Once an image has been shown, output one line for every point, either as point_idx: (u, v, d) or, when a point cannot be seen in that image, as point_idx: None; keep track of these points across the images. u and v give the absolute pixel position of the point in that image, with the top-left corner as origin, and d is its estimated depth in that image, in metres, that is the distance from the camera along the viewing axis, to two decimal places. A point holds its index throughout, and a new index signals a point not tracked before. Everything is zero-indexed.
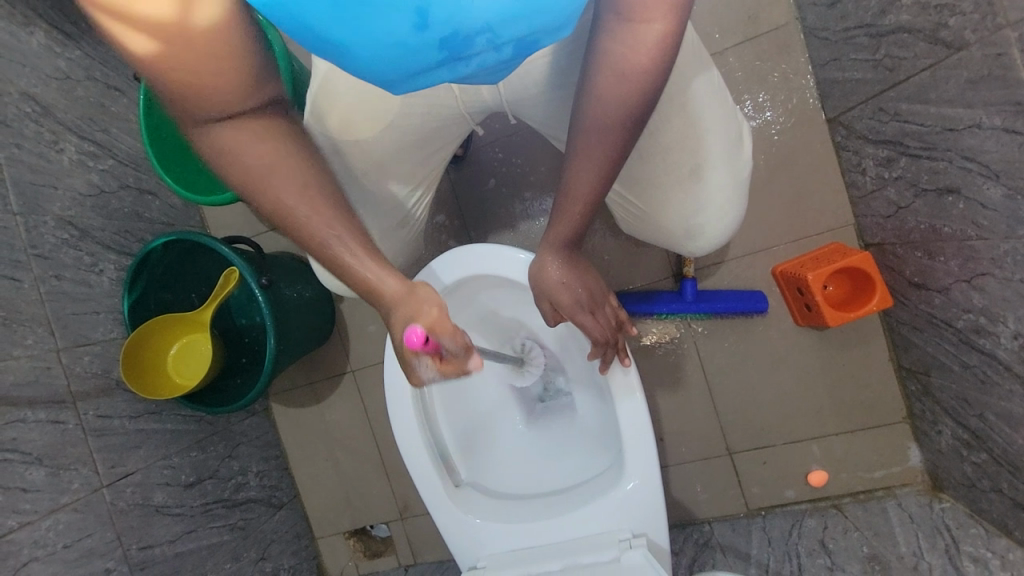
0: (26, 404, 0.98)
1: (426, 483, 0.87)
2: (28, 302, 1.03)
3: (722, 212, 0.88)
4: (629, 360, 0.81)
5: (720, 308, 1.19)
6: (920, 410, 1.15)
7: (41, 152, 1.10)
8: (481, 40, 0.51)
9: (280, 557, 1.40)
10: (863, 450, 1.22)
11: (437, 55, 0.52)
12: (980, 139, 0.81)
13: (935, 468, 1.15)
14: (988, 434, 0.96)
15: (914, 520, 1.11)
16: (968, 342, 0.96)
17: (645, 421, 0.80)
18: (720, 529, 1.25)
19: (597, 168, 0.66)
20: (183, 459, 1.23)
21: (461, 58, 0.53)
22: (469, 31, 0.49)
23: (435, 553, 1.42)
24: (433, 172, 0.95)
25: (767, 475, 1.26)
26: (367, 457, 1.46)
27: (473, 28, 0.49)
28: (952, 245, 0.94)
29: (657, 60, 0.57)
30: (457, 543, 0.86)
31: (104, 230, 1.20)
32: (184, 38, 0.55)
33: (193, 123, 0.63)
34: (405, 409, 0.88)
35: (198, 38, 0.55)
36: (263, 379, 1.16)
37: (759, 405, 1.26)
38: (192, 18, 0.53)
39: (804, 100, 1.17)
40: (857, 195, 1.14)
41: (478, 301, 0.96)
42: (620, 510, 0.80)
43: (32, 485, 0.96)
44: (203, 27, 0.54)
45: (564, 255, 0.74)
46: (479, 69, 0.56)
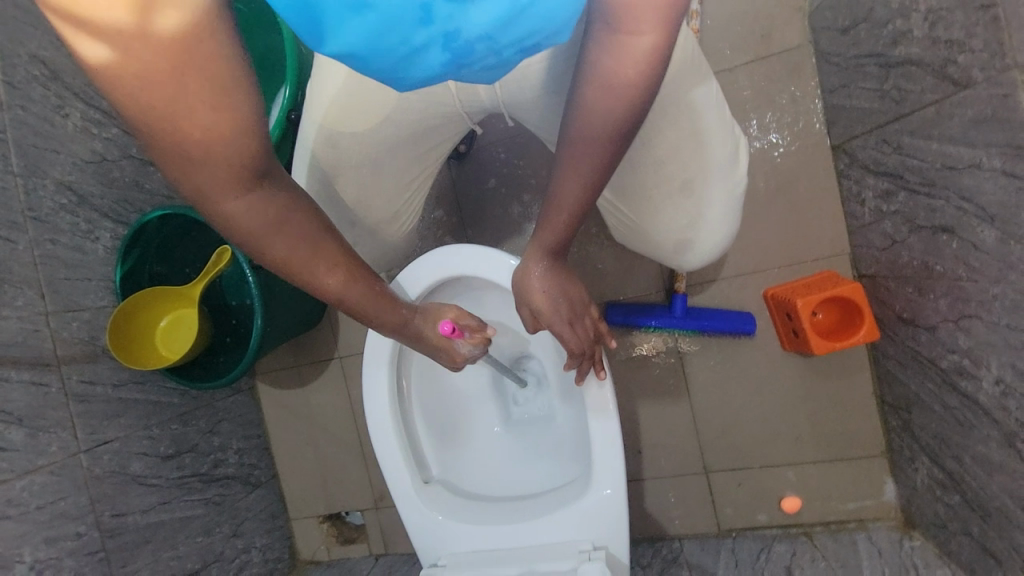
0: (11, 363, 0.99)
1: (395, 477, 0.88)
2: (21, 264, 1.04)
3: (713, 230, 0.88)
4: (604, 372, 0.81)
5: (708, 326, 1.18)
6: (899, 445, 1.14)
7: (46, 116, 1.10)
8: (481, 47, 0.50)
9: (253, 535, 1.41)
10: (839, 480, 1.22)
11: (441, 57, 0.51)
12: (978, 180, 0.80)
13: (909, 505, 1.14)
14: (963, 477, 0.96)
15: (883, 554, 1.10)
16: (951, 383, 0.95)
17: (615, 435, 0.80)
18: (689, 546, 1.25)
19: (583, 179, 0.66)
20: (163, 431, 1.24)
21: (463, 64, 0.52)
22: (470, 36, 0.48)
23: (405, 545, 1.43)
24: (429, 169, 0.95)
25: (741, 497, 1.26)
26: (347, 444, 1.47)
27: (474, 34, 0.48)
28: (943, 284, 0.93)
29: (645, 74, 0.56)
30: (420, 539, 0.87)
31: (104, 198, 1.20)
32: (144, 49, 0.49)
33: (166, 155, 0.56)
34: (380, 402, 0.89)
35: (161, 48, 0.49)
36: (247, 358, 1.17)
37: (739, 426, 1.25)
38: (154, 26, 0.48)
39: (810, 125, 1.16)
40: (855, 225, 1.13)
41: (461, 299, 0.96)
42: (583, 521, 0.80)
43: (9, 445, 0.97)
44: (166, 38, 0.49)
45: (547, 262, 0.74)
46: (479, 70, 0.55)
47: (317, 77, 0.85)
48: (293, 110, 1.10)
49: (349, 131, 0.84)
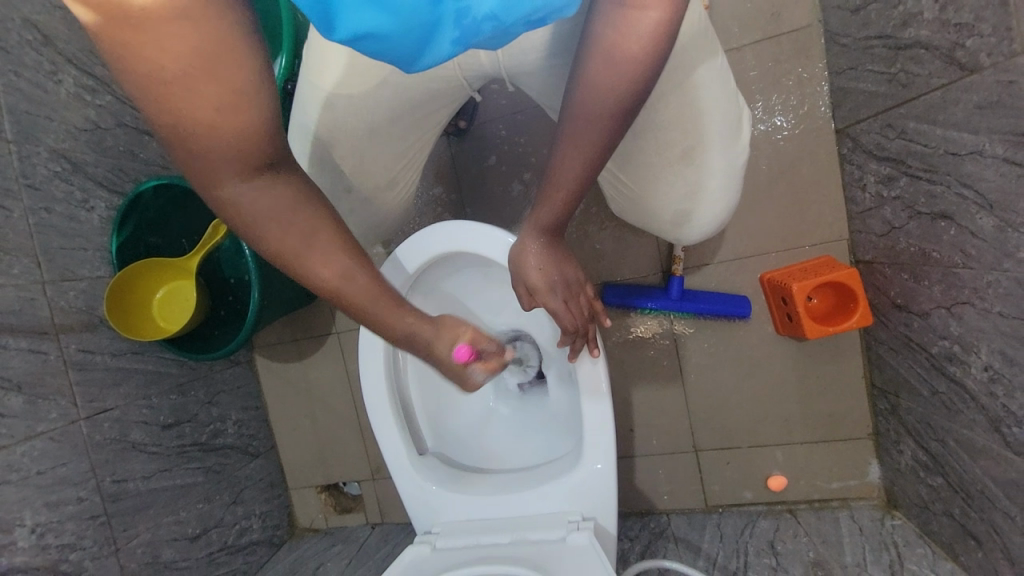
0: (9, 331, 1.00)
1: (390, 447, 0.90)
2: (16, 232, 1.04)
3: (712, 204, 0.87)
4: (598, 350, 0.81)
5: (703, 309, 1.19)
6: (885, 428, 1.17)
7: (39, 82, 1.09)
8: (488, 27, 0.50)
9: (252, 503, 1.45)
10: (826, 461, 1.25)
11: (450, 38, 0.51)
12: (980, 167, 0.80)
13: (892, 486, 1.18)
14: (947, 460, 0.98)
15: (863, 532, 1.14)
16: (940, 368, 0.97)
17: (608, 412, 0.81)
18: (677, 521, 1.29)
19: (582, 157, 0.65)
20: (163, 401, 1.26)
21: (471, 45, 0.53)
22: (478, 15, 0.48)
23: (401, 515, 1.47)
24: (427, 136, 0.94)
25: (729, 475, 1.29)
26: (345, 417, 1.49)
27: (481, 12, 0.48)
28: (938, 271, 0.93)
29: (649, 50, 0.56)
30: (415, 508, 0.89)
31: (98, 166, 1.19)
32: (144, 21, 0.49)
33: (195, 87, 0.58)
34: (376, 375, 0.90)
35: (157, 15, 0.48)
36: (245, 330, 1.17)
37: (729, 407, 1.28)
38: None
39: (815, 108, 1.14)
40: (855, 211, 1.13)
41: (460, 274, 0.96)
42: (573, 494, 0.83)
43: (10, 411, 0.98)
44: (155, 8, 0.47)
45: (544, 240, 0.74)
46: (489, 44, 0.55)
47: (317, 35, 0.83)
48: (290, 79, 1.08)
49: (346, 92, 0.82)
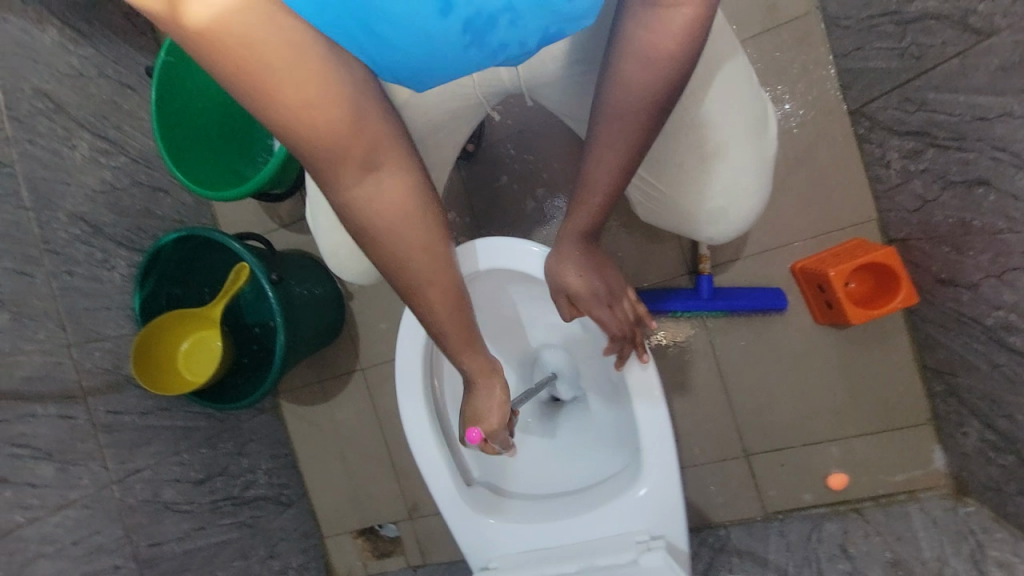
0: (37, 398, 0.98)
1: (436, 481, 0.85)
2: (40, 297, 1.03)
3: (747, 197, 0.85)
4: (647, 355, 0.78)
5: (737, 305, 1.16)
6: (946, 411, 1.11)
7: (56, 149, 1.10)
8: (503, 21, 0.48)
9: (289, 555, 1.39)
10: (886, 453, 1.18)
11: (460, 38, 0.48)
12: (1012, 127, 0.78)
13: (961, 472, 1.11)
14: (1019, 436, 0.92)
15: (938, 524, 1.06)
16: (998, 340, 0.92)
17: (664, 421, 0.77)
18: (736, 533, 1.22)
19: (618, 159, 0.65)
20: (193, 456, 1.23)
21: (486, 45, 0.50)
22: (492, 10, 0.46)
23: (444, 554, 1.40)
24: (446, 157, 0.93)
25: (784, 477, 1.23)
26: (377, 456, 1.45)
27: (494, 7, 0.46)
28: (982, 239, 0.90)
29: (684, 45, 0.56)
30: (469, 544, 0.84)
31: (116, 226, 1.20)
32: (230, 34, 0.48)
33: None
34: (416, 405, 0.86)
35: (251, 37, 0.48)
36: (273, 375, 1.15)
37: (776, 405, 1.22)
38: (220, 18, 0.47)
39: (825, 92, 1.13)
40: (881, 190, 1.11)
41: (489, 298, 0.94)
42: (637, 511, 0.78)
43: (40, 481, 0.96)
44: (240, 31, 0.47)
45: (582, 247, 0.72)
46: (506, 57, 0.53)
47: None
48: None
49: None
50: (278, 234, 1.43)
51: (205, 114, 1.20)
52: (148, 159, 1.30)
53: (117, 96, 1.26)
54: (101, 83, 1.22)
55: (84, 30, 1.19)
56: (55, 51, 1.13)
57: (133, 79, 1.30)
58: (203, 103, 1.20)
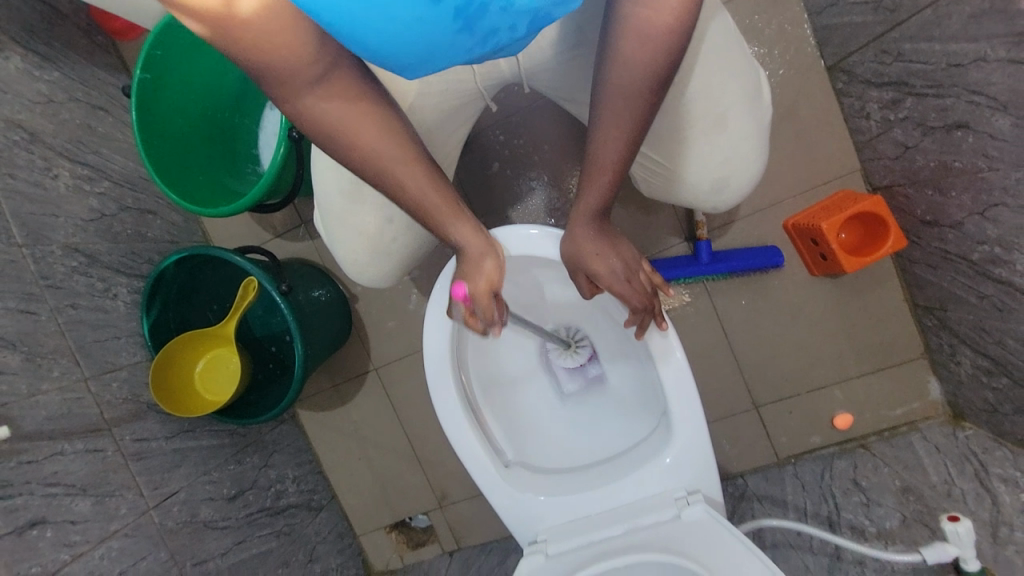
0: (62, 436, 0.98)
1: (476, 466, 0.88)
2: (48, 334, 1.02)
3: (746, 162, 0.88)
4: (666, 323, 0.81)
5: (737, 266, 1.20)
6: (938, 343, 1.18)
7: (37, 181, 1.07)
8: (494, 9, 0.52)
9: (327, 557, 1.42)
10: (885, 390, 1.26)
11: (453, 25, 0.53)
12: (987, 71, 0.83)
13: (956, 399, 1.19)
14: (1010, 359, 0.99)
15: (940, 449, 1.14)
16: (983, 273, 0.99)
17: (689, 382, 0.81)
18: (754, 481, 1.29)
19: (624, 136, 0.67)
20: (223, 473, 1.24)
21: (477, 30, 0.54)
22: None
23: (477, 536, 1.45)
24: (449, 155, 0.95)
25: (794, 423, 1.30)
26: (400, 452, 1.47)
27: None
28: (963, 180, 0.95)
29: (679, 20, 0.59)
30: (515, 521, 0.88)
31: (111, 254, 1.18)
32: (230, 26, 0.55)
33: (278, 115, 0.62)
34: (448, 397, 0.89)
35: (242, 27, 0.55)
36: (294, 386, 1.15)
37: (781, 357, 1.28)
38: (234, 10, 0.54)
39: (803, 50, 1.16)
40: (862, 140, 1.15)
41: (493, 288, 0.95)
42: (672, 471, 0.82)
43: (80, 516, 0.97)
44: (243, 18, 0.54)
45: (596, 226, 0.75)
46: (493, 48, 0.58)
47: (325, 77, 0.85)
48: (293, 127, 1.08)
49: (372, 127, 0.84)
50: (274, 244, 1.42)
51: (184, 129, 1.17)
52: (132, 181, 1.27)
53: (90, 120, 1.22)
54: (72, 107, 1.18)
55: (47, 54, 1.14)
56: (21, 78, 1.09)
57: (103, 100, 1.26)
58: (184, 118, 1.18)
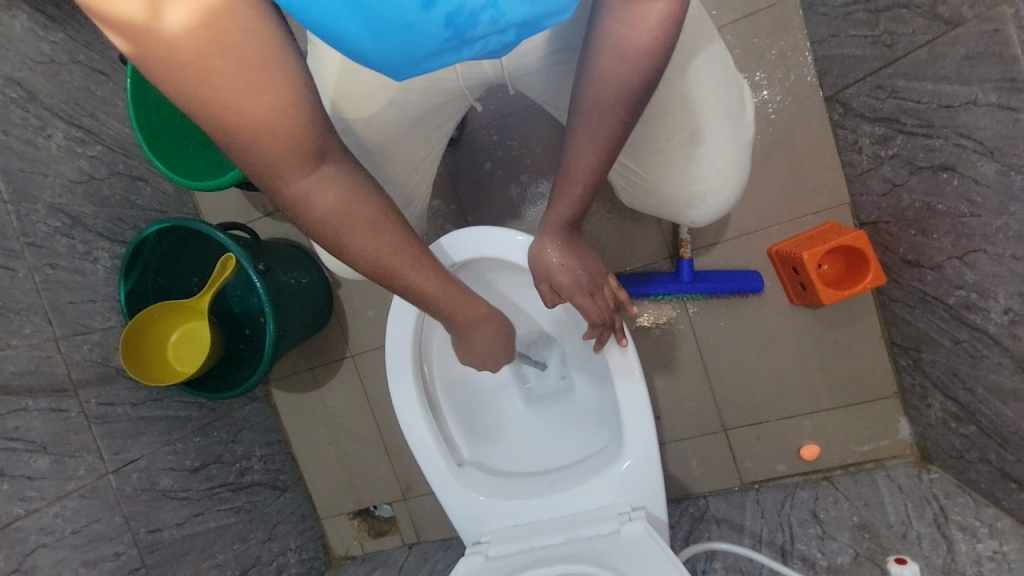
0: (27, 392, 0.99)
1: (428, 462, 0.89)
2: (24, 292, 1.02)
3: (723, 185, 0.88)
4: (626, 340, 0.82)
5: (716, 288, 1.20)
6: (910, 384, 1.18)
7: (29, 139, 1.08)
8: (484, 19, 0.51)
9: (287, 537, 1.43)
10: (854, 425, 1.25)
11: (442, 34, 0.51)
12: (975, 116, 0.82)
13: (924, 441, 1.18)
14: (977, 407, 0.99)
15: (903, 490, 1.14)
16: (959, 318, 0.98)
17: (643, 399, 0.82)
18: (715, 503, 1.29)
19: (598, 150, 0.67)
20: (188, 445, 1.25)
21: (466, 41, 0.53)
22: (474, 7, 0.49)
23: (437, 531, 1.45)
24: (431, 149, 0.97)
25: (760, 450, 1.29)
26: (370, 440, 1.48)
27: (476, 6, 0.49)
28: (946, 223, 0.95)
29: (659, 39, 0.59)
30: (461, 520, 0.88)
31: (96, 217, 1.19)
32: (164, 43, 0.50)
33: None
34: (408, 391, 0.90)
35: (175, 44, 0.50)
36: (264, 364, 1.16)
37: (753, 382, 1.28)
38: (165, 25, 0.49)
39: (802, 78, 1.16)
40: (853, 174, 1.15)
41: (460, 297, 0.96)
42: (619, 485, 0.82)
43: (37, 473, 0.97)
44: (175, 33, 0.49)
45: (564, 236, 0.75)
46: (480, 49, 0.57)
47: (314, 60, 0.86)
48: None
49: (352, 117, 0.87)
50: (262, 222, 1.42)
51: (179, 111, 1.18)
52: (126, 148, 1.28)
53: (90, 83, 1.22)
54: (72, 69, 1.19)
55: (53, 14, 1.15)
56: (23, 36, 1.09)
57: (106, 65, 1.27)
58: None
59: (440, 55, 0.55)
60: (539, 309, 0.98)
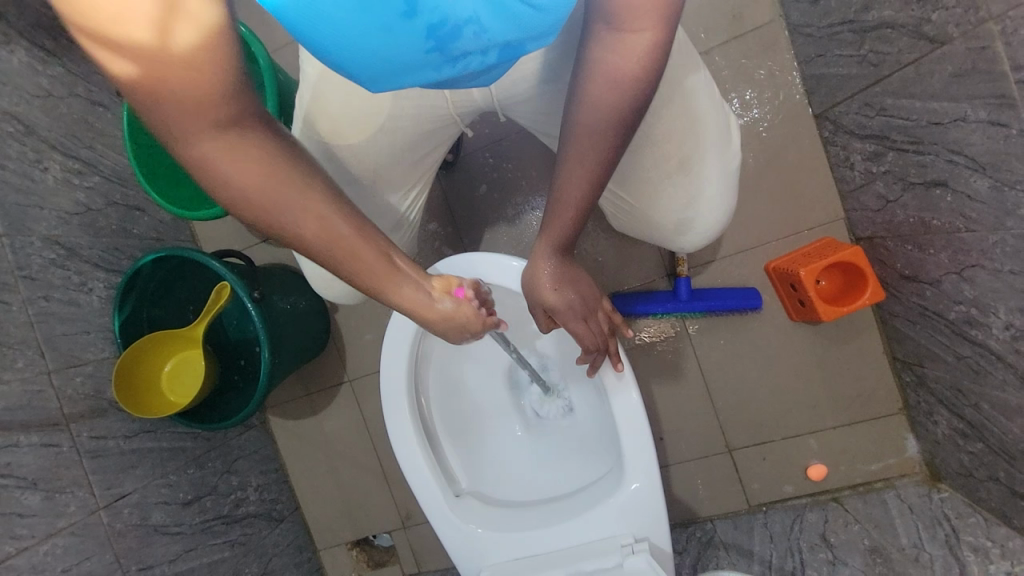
0: (19, 428, 0.97)
1: (425, 493, 0.87)
2: (17, 325, 1.02)
3: (714, 207, 0.89)
4: (622, 365, 0.80)
5: (715, 305, 1.19)
6: (915, 400, 1.16)
7: (26, 172, 1.09)
8: (469, 35, 0.51)
9: (283, 570, 1.39)
10: (861, 443, 1.23)
11: (424, 44, 0.51)
12: (965, 132, 0.82)
13: (933, 458, 1.15)
14: (985, 424, 0.96)
15: (913, 510, 1.11)
16: (960, 333, 0.97)
17: (644, 425, 0.80)
18: (722, 526, 1.25)
19: (589, 175, 0.67)
20: (181, 477, 1.22)
21: (449, 56, 0.53)
22: (457, 21, 0.49)
23: (437, 561, 1.41)
24: (424, 174, 0.98)
25: (766, 470, 1.26)
26: (368, 467, 1.45)
27: (460, 19, 0.49)
28: (942, 238, 0.94)
29: (646, 67, 0.59)
30: (460, 553, 0.86)
31: (92, 248, 1.19)
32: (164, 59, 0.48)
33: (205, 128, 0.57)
34: (404, 420, 0.88)
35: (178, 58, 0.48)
36: (259, 392, 1.14)
37: (756, 400, 1.26)
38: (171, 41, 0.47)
39: (791, 96, 1.17)
40: (847, 190, 1.15)
41: None
42: (622, 515, 0.80)
43: (27, 510, 0.95)
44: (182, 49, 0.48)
45: (558, 260, 0.75)
46: (466, 70, 0.57)
47: (304, 89, 0.87)
48: None
49: (340, 146, 0.87)
50: (259, 248, 1.42)
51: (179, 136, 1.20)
52: (123, 178, 1.29)
53: (88, 116, 1.24)
54: (71, 102, 1.20)
55: (53, 50, 1.16)
56: (23, 71, 1.11)
57: (104, 97, 1.28)
58: None
59: (423, 68, 0.55)
60: (536, 331, 0.96)
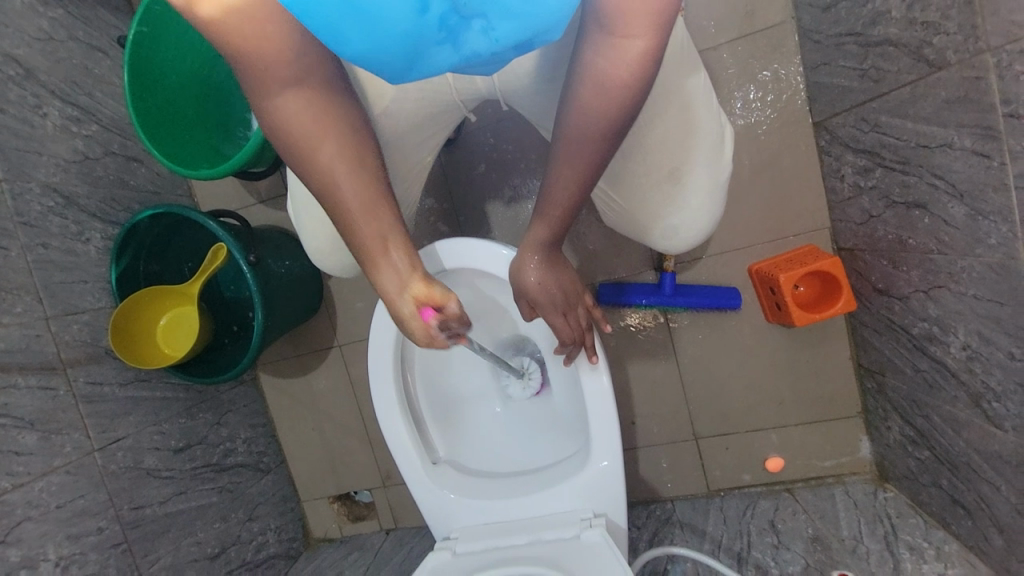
0: (17, 370, 1.01)
1: (404, 458, 0.93)
2: (16, 270, 1.04)
3: (701, 214, 0.92)
4: (597, 358, 0.85)
5: (695, 302, 1.23)
6: (874, 406, 1.23)
7: (25, 117, 1.08)
8: (476, 25, 0.52)
9: (267, 517, 1.47)
10: (818, 441, 1.30)
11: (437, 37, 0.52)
12: (950, 158, 0.85)
13: (883, 460, 1.23)
14: (933, 434, 1.04)
15: (858, 506, 1.19)
16: (921, 348, 1.02)
17: (611, 413, 0.85)
18: (682, 507, 1.34)
19: (576, 175, 0.70)
20: (173, 425, 1.28)
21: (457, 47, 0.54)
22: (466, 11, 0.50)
23: (413, 519, 1.50)
24: (424, 156, 1.00)
25: (728, 459, 1.34)
26: (352, 428, 1.52)
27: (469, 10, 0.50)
28: (915, 257, 0.98)
29: (636, 74, 0.61)
30: (432, 515, 0.93)
31: (90, 198, 1.20)
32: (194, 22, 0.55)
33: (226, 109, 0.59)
34: (388, 391, 0.93)
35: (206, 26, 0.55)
36: (251, 350, 1.19)
37: (725, 393, 1.32)
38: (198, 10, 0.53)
39: (793, 101, 1.18)
40: (835, 200, 1.18)
41: None
42: (584, 492, 0.87)
43: (24, 448, 1.00)
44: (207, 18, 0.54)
45: (544, 254, 0.78)
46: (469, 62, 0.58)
47: None
48: None
49: None
50: (256, 209, 1.43)
51: (191, 61, 1.20)
52: (122, 128, 1.29)
53: (88, 61, 1.22)
54: (71, 47, 1.18)
55: None
56: (23, 12, 1.09)
57: (104, 43, 1.26)
58: (174, 78, 1.18)
59: (435, 61, 0.56)
60: (518, 318, 1.00)
